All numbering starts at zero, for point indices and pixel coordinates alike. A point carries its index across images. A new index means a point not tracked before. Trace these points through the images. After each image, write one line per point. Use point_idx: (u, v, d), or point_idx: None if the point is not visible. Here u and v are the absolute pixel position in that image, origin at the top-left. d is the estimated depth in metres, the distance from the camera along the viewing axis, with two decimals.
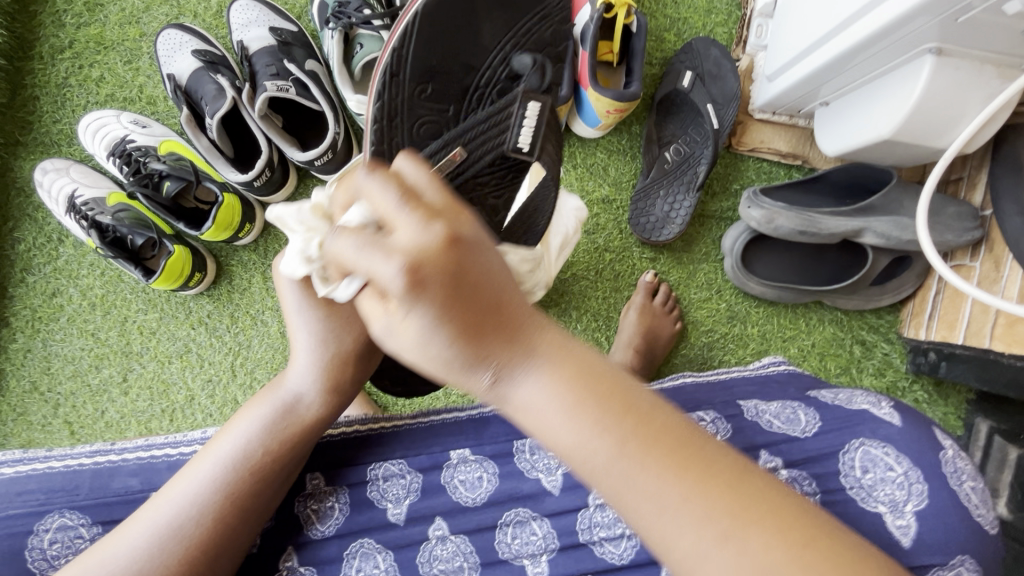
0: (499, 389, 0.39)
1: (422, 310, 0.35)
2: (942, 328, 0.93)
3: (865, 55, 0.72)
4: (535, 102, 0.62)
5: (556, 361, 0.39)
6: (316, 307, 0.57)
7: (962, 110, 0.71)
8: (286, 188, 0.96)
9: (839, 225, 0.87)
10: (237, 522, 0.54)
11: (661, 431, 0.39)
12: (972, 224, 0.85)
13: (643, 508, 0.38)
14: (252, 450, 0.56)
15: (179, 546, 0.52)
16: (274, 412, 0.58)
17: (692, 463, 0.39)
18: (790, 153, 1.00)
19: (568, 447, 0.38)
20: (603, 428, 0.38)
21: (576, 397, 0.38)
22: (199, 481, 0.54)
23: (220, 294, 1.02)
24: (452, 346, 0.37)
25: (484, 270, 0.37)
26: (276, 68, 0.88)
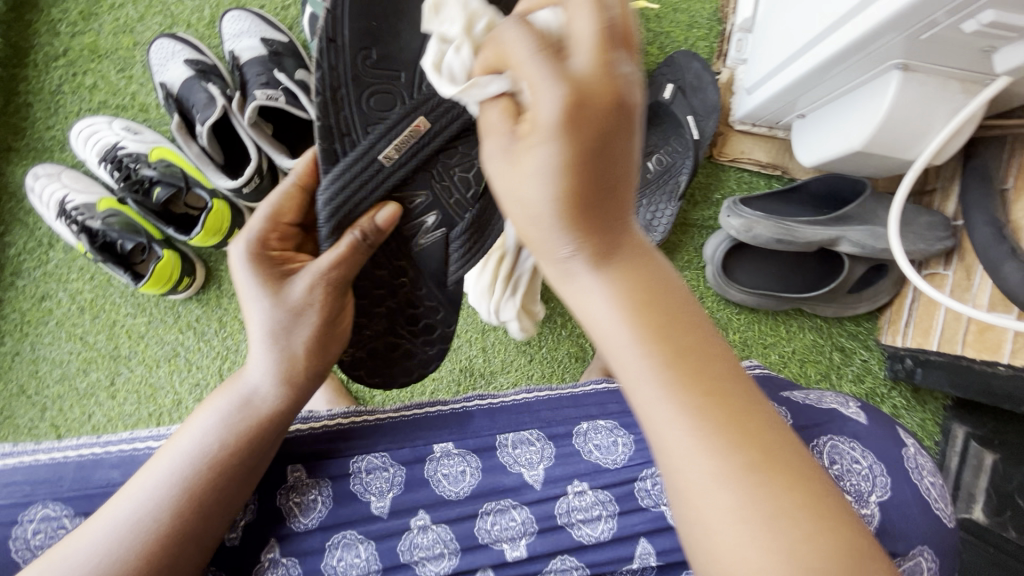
0: (569, 264, 0.45)
1: (555, 147, 0.40)
2: (917, 335, 0.95)
3: (837, 69, 0.75)
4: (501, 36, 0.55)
5: (626, 268, 0.45)
6: (271, 299, 0.58)
7: (929, 124, 0.73)
8: None
9: (815, 234, 0.89)
10: (198, 517, 0.55)
11: (710, 359, 0.44)
12: (945, 234, 0.87)
13: (661, 411, 0.42)
14: (207, 445, 0.57)
15: (145, 538, 0.53)
16: (234, 407, 0.59)
17: (727, 392, 0.43)
18: (770, 163, 1.02)
19: (619, 344, 0.44)
20: (646, 332, 0.43)
21: (641, 301, 0.44)
22: (162, 473, 0.56)
23: (208, 299, 1.03)
24: (553, 197, 0.42)
25: (623, 150, 0.42)
26: (266, 77, 0.91)
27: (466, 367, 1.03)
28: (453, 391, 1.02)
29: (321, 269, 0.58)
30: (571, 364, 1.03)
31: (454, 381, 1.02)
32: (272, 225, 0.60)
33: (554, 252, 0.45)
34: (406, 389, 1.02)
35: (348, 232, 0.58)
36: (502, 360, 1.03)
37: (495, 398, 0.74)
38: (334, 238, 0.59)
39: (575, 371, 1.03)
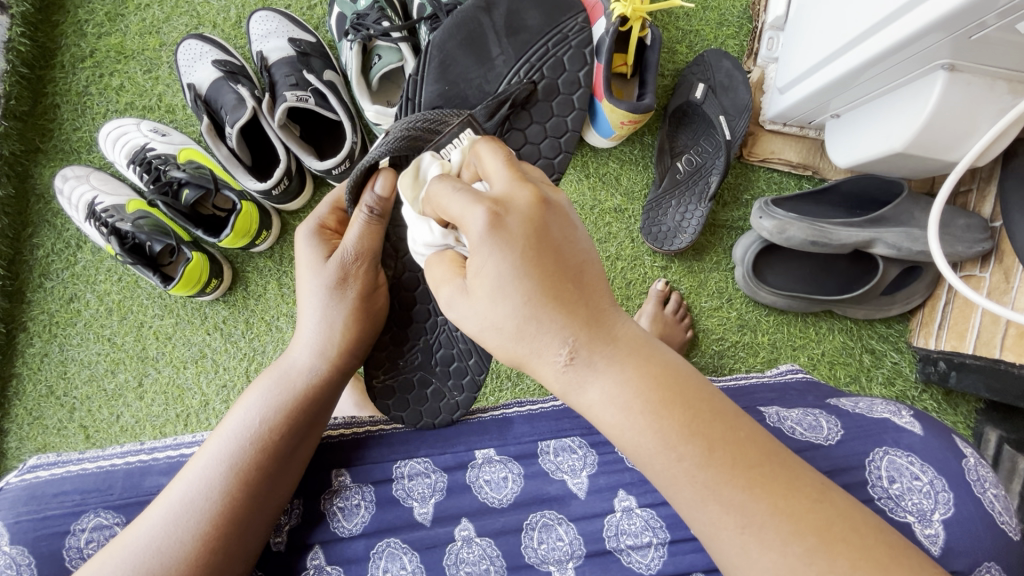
0: (577, 367, 0.46)
1: (502, 256, 0.44)
2: (952, 338, 0.94)
3: (879, 69, 0.73)
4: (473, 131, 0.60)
5: (631, 356, 0.46)
6: (319, 274, 0.65)
7: (972, 125, 0.72)
8: (300, 199, 0.97)
9: (849, 236, 0.88)
10: (237, 505, 0.57)
11: (747, 440, 0.45)
12: (982, 235, 0.86)
13: (687, 500, 0.44)
14: (259, 421, 0.61)
15: (198, 528, 0.55)
16: (277, 385, 0.63)
17: (741, 461, 0.44)
18: (801, 164, 1.00)
19: (645, 454, 0.45)
20: (683, 435, 0.44)
21: (658, 397, 0.45)
22: (217, 449, 0.59)
23: (235, 300, 1.03)
24: (527, 297, 0.45)
25: (567, 238, 0.47)
26: (295, 78, 0.90)
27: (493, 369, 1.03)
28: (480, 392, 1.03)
29: (348, 246, 0.62)
30: None
31: None
32: (335, 215, 0.68)
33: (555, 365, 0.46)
34: None
35: (360, 211, 0.60)
36: None
37: (535, 405, 0.77)
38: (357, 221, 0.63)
39: None
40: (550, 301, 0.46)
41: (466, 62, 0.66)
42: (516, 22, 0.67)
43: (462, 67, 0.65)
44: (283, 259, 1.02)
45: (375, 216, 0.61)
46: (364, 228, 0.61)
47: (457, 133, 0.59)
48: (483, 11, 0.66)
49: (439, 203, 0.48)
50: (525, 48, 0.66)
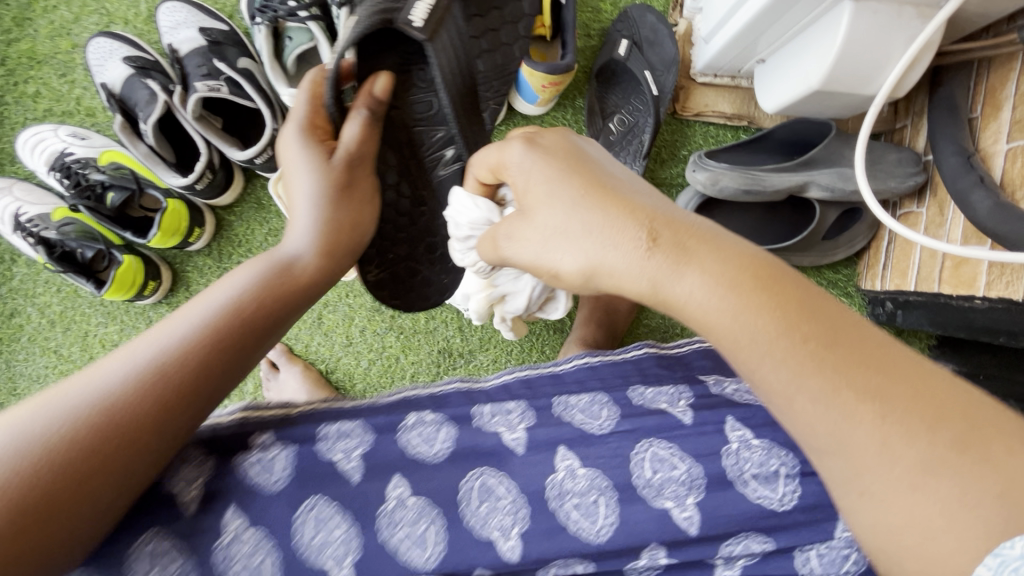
0: (666, 265, 0.45)
1: (548, 166, 0.51)
2: (895, 277, 0.93)
3: (790, 5, 0.73)
4: None
5: (722, 257, 0.45)
6: (317, 172, 0.63)
7: (886, 55, 0.71)
8: (231, 192, 0.97)
9: (782, 180, 0.87)
10: (194, 377, 0.50)
11: (880, 354, 0.41)
12: (914, 169, 0.85)
13: (796, 395, 0.41)
14: (245, 296, 0.56)
15: (137, 401, 0.47)
16: (269, 265, 0.59)
17: (862, 359, 0.41)
18: (735, 115, 0.99)
19: (747, 344, 0.43)
20: (789, 328, 0.42)
21: (752, 283, 0.43)
22: (187, 320, 0.52)
23: (178, 301, 1.02)
24: (581, 190, 0.49)
25: (606, 170, 0.53)
26: (207, 68, 0.88)
27: (444, 349, 1.03)
28: (434, 373, 1.03)
29: (347, 143, 0.65)
30: (550, 336, 1.04)
31: (433, 362, 1.03)
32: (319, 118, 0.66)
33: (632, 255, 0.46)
34: (387, 377, 1.03)
35: (359, 109, 0.65)
36: (480, 338, 1.03)
37: (476, 383, 0.74)
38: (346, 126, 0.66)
39: (555, 342, 1.03)
40: (626, 209, 0.48)
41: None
42: None
43: None
44: (222, 255, 1.01)
45: (372, 115, 0.65)
46: (360, 126, 0.65)
47: None
48: None
49: (481, 166, 0.59)
50: None
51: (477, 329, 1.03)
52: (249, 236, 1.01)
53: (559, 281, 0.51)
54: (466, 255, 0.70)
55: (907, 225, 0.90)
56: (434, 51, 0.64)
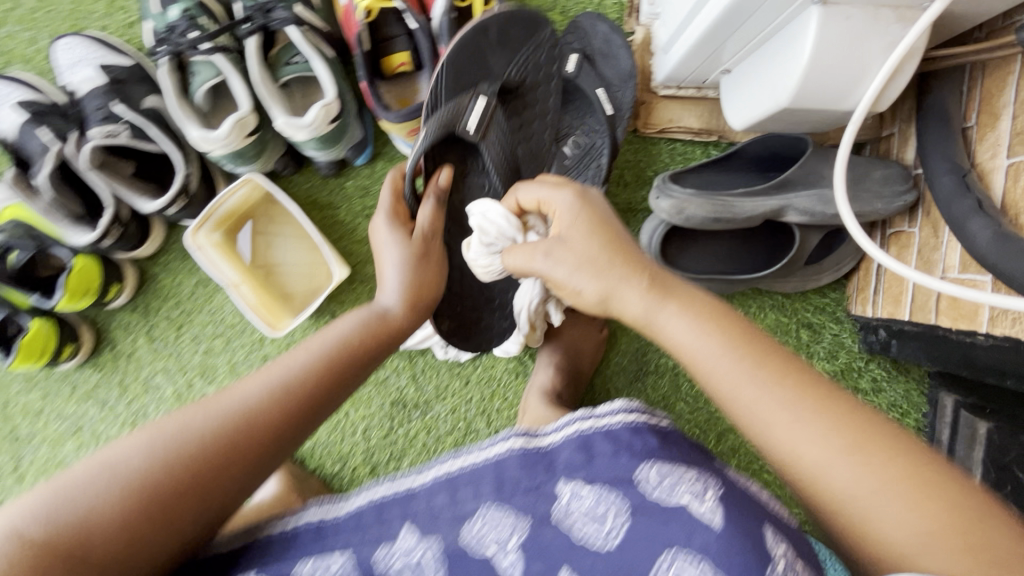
0: (660, 311, 0.54)
1: (575, 204, 0.60)
2: (888, 303, 0.84)
3: (749, 12, 0.63)
4: (481, 98, 0.71)
5: (694, 308, 0.54)
6: (401, 243, 0.69)
7: (862, 65, 0.61)
8: (150, 243, 0.88)
9: (754, 206, 0.77)
10: (296, 413, 0.54)
11: (841, 404, 0.46)
12: (904, 187, 0.76)
13: (775, 416, 0.47)
14: (345, 339, 0.60)
15: (247, 431, 0.50)
16: (364, 315, 0.63)
17: (828, 394, 0.47)
18: (703, 129, 0.89)
19: (718, 373, 0.50)
20: (770, 370, 0.48)
21: (726, 331, 0.51)
22: (299, 356, 0.56)
23: (104, 362, 0.93)
24: (598, 240, 0.58)
25: (605, 217, 0.60)
26: (105, 110, 0.78)
27: (397, 400, 0.94)
28: (387, 427, 0.95)
29: (423, 224, 0.71)
30: (512, 381, 0.94)
31: (387, 415, 0.95)
32: (398, 202, 0.73)
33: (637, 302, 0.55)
34: (337, 433, 0.95)
35: (428, 196, 0.72)
36: (436, 387, 0.94)
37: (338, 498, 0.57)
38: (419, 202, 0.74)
39: (518, 387, 0.94)
40: (634, 268, 0.56)
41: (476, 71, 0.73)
42: (507, 37, 0.75)
43: (470, 71, 0.72)
44: (148, 310, 0.92)
45: (440, 201, 0.72)
46: (434, 207, 0.72)
47: (472, 104, 0.71)
48: (482, 31, 0.73)
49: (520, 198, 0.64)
50: (519, 47, 0.75)
51: (432, 378, 0.94)
52: (176, 287, 0.92)
53: (574, 296, 0.60)
54: (481, 259, 0.69)
55: (899, 246, 0.80)
56: (487, 148, 0.73)
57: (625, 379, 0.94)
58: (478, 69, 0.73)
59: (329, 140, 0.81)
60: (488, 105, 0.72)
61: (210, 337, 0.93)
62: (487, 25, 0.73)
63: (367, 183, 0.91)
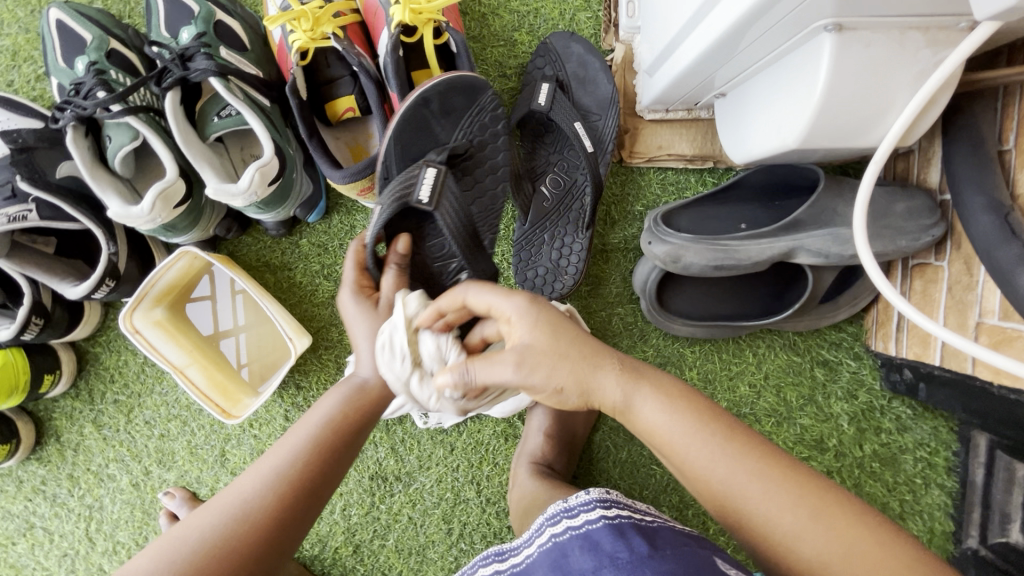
0: (630, 395, 0.47)
1: (530, 319, 0.48)
2: (914, 343, 0.75)
3: (747, 39, 0.53)
4: (433, 169, 0.58)
5: (662, 387, 0.48)
6: (369, 317, 0.57)
7: (883, 95, 0.51)
8: (83, 326, 0.78)
9: (759, 251, 0.68)
10: (299, 498, 0.49)
11: (800, 477, 0.44)
12: (930, 220, 0.66)
13: (746, 488, 0.43)
14: (333, 416, 0.54)
15: (250, 525, 0.46)
16: (348, 390, 0.55)
17: (816, 489, 0.43)
18: (697, 155, 0.79)
19: (693, 462, 0.45)
20: (731, 444, 0.45)
21: (698, 415, 0.46)
22: (293, 440, 0.52)
23: (50, 455, 0.85)
24: (568, 330, 0.48)
25: (561, 321, 0.49)
26: (11, 187, 0.68)
27: (377, 474, 0.86)
28: (368, 503, 0.87)
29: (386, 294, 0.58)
30: (500, 446, 0.85)
31: (366, 491, 0.86)
32: (361, 273, 0.60)
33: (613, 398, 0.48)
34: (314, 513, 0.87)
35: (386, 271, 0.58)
36: (418, 457, 0.86)
37: None
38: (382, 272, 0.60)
39: (508, 452, 0.85)
40: (609, 355, 0.48)
41: (423, 144, 0.61)
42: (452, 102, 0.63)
43: (417, 144, 0.61)
44: (92, 396, 0.83)
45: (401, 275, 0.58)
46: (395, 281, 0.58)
47: (423, 176, 0.58)
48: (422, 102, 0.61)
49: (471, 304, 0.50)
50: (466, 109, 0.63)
51: (413, 448, 0.86)
52: (121, 368, 0.83)
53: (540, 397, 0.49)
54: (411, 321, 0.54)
55: (925, 280, 0.71)
56: (442, 218, 0.58)
57: (625, 435, 0.85)
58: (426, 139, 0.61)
59: (271, 202, 0.70)
60: (440, 172, 0.58)
61: (163, 419, 0.84)
62: (427, 95, 0.61)
63: (323, 239, 0.81)
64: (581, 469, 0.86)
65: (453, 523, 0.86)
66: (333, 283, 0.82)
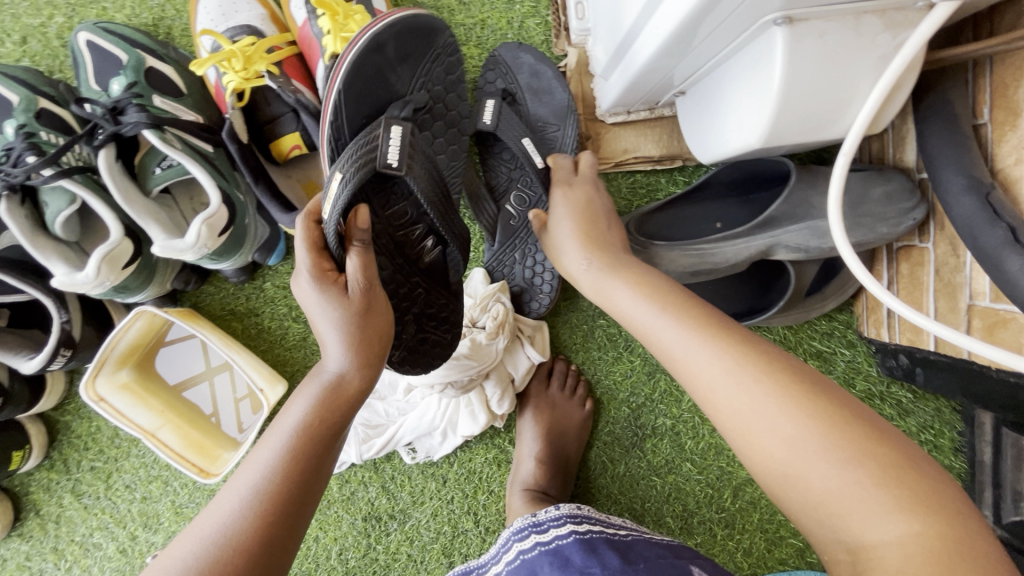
0: (590, 270, 0.53)
1: (567, 194, 0.60)
2: (906, 327, 0.72)
3: (697, 39, 0.50)
4: (396, 126, 0.51)
5: (621, 268, 0.52)
6: (337, 305, 0.47)
7: (844, 83, 0.48)
8: (48, 396, 0.76)
9: (735, 252, 0.65)
10: (283, 513, 0.42)
11: (734, 340, 0.43)
12: (909, 202, 0.64)
13: (670, 343, 0.45)
14: (307, 421, 0.46)
15: (233, 557, 0.39)
16: (314, 391, 0.47)
17: (751, 348, 0.42)
18: (664, 155, 0.76)
19: (635, 321, 0.48)
20: (667, 307, 0.46)
21: (646, 289, 0.49)
22: (267, 451, 0.44)
23: (31, 530, 0.82)
24: (574, 203, 0.59)
25: (592, 203, 0.59)
26: None
27: (370, 514, 0.84)
28: (364, 545, 0.84)
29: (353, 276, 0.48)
30: (494, 473, 0.83)
31: (362, 532, 0.84)
32: (320, 255, 0.49)
33: (582, 273, 0.54)
34: (311, 560, 0.84)
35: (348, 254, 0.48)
36: (410, 493, 0.83)
37: None
38: (342, 251, 0.49)
39: (502, 478, 0.82)
40: (583, 238, 0.55)
41: (382, 98, 0.54)
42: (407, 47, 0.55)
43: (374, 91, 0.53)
44: (67, 465, 0.81)
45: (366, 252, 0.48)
46: (361, 261, 0.48)
47: (387, 134, 0.50)
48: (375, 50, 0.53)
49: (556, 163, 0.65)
50: (420, 62, 0.56)
51: (404, 484, 0.83)
52: (94, 434, 0.80)
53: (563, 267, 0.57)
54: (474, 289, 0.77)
55: (911, 263, 0.68)
56: (414, 182, 0.51)
57: (621, 449, 0.83)
58: (379, 88, 0.54)
59: (226, 250, 0.67)
60: (405, 129, 0.51)
61: (144, 481, 0.81)
62: (381, 38, 0.53)
63: (288, 280, 0.78)
64: (579, 488, 0.84)
65: (454, 557, 0.83)
66: (303, 324, 0.79)
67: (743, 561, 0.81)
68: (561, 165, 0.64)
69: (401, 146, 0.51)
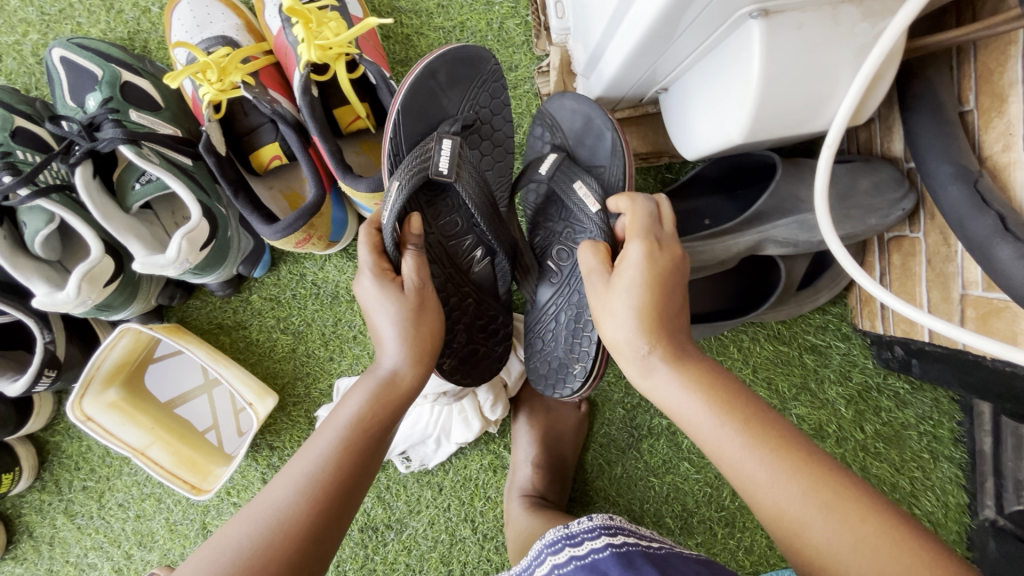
0: (649, 364, 0.46)
1: (635, 259, 0.48)
2: (900, 318, 0.71)
3: (673, 36, 0.49)
4: (447, 141, 0.53)
5: (687, 366, 0.45)
6: (394, 301, 0.49)
7: (823, 75, 0.48)
8: (36, 417, 0.75)
9: (724, 249, 0.65)
10: (334, 507, 0.41)
11: (822, 473, 0.39)
12: (897, 192, 0.63)
13: (749, 469, 0.40)
14: (361, 415, 0.45)
15: (285, 542, 0.39)
16: (370, 389, 0.47)
17: (843, 486, 0.38)
18: (650, 152, 0.75)
19: (694, 426, 0.44)
20: (744, 425, 0.42)
21: (717, 399, 0.43)
22: (320, 442, 0.44)
23: (25, 552, 0.82)
24: (640, 276, 0.47)
25: (662, 279, 0.48)
26: None
27: (367, 524, 0.83)
28: (362, 556, 0.83)
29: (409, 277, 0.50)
30: (490, 479, 0.82)
31: (359, 543, 0.83)
32: (380, 256, 0.51)
33: (636, 358, 0.47)
34: None
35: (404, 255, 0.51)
36: (406, 502, 0.82)
37: None
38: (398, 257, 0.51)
39: (499, 484, 0.82)
40: (646, 318, 0.46)
41: (434, 122, 0.58)
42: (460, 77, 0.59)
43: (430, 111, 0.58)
44: (59, 486, 0.80)
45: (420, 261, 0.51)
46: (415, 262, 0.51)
47: (438, 146, 0.52)
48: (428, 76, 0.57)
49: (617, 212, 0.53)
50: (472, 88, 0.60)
51: (400, 493, 0.82)
52: (85, 454, 0.80)
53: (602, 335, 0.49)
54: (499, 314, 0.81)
55: (903, 254, 0.67)
56: (463, 189, 0.52)
57: (618, 452, 0.82)
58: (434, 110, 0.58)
59: (208, 264, 0.66)
60: (456, 142, 0.52)
61: (137, 500, 0.80)
62: (434, 66, 0.57)
63: (275, 292, 0.78)
64: (576, 491, 0.83)
65: (453, 564, 0.82)
66: (292, 336, 0.78)
67: (745, 559, 0.80)
68: (639, 211, 0.51)
69: (451, 160, 0.52)
